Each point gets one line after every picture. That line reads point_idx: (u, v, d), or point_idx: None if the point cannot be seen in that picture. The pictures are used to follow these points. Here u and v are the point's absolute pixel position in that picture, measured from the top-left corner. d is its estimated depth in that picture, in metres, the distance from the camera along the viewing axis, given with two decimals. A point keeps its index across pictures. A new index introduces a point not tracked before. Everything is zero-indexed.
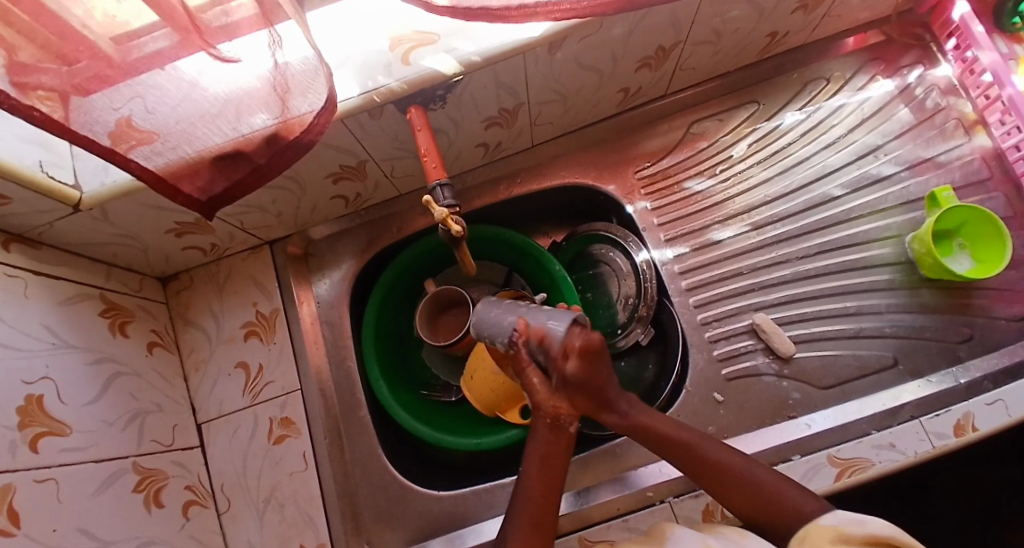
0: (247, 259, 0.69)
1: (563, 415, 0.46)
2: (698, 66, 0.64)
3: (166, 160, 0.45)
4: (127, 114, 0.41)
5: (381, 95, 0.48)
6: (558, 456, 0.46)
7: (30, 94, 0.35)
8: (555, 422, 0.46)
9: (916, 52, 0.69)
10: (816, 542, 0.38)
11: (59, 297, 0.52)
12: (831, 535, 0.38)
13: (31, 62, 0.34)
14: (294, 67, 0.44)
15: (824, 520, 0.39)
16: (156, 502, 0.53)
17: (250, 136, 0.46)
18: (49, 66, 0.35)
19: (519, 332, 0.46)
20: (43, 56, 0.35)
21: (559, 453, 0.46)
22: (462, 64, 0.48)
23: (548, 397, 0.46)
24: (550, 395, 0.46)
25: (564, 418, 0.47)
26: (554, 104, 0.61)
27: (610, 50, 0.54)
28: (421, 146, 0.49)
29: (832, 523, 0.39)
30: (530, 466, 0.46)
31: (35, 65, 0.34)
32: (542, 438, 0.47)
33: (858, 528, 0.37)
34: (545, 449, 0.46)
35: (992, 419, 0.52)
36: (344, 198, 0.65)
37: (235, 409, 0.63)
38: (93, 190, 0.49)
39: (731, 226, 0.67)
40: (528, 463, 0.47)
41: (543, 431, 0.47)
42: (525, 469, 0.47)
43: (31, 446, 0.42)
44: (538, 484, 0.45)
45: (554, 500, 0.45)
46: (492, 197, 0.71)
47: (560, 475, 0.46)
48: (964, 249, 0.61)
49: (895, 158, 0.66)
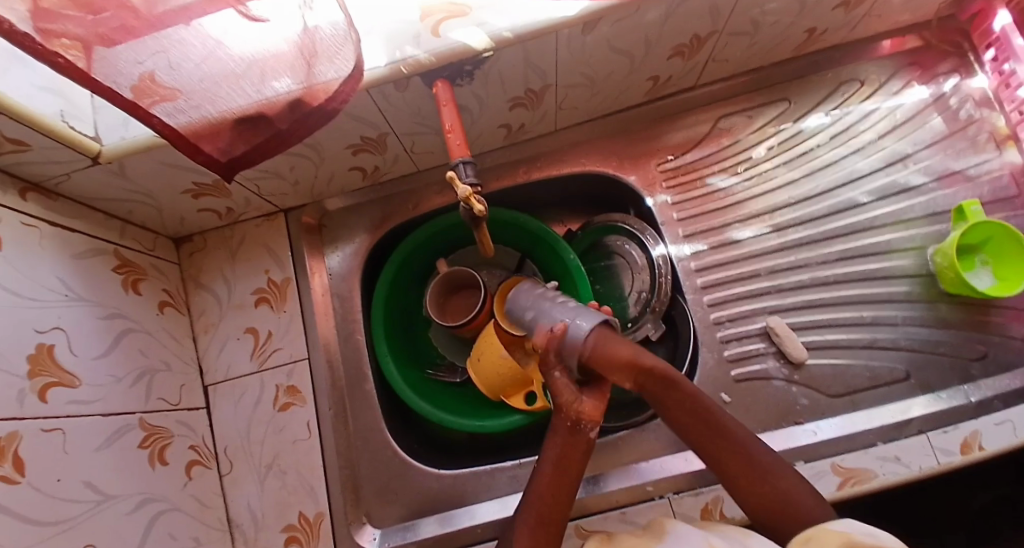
0: (261, 226, 0.68)
1: (585, 419, 0.46)
2: (731, 59, 0.63)
3: (189, 119, 0.44)
4: (150, 69, 0.40)
5: (408, 66, 0.47)
6: (574, 457, 0.46)
7: (54, 42, 0.34)
8: (576, 425, 0.46)
9: (953, 61, 0.67)
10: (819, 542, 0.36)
11: (73, 250, 0.51)
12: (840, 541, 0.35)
13: (54, 7, 0.34)
14: (323, 31, 0.43)
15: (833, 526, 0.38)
16: (161, 460, 0.53)
17: (274, 101, 0.45)
18: (72, 13, 0.35)
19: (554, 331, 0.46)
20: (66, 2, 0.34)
21: (578, 457, 0.46)
22: (493, 39, 0.47)
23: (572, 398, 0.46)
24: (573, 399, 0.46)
25: (586, 422, 0.46)
26: (581, 88, 0.59)
27: (643, 35, 0.52)
28: (446, 122, 0.48)
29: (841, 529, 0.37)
30: (545, 463, 0.46)
31: (58, 12, 0.34)
32: (560, 439, 0.46)
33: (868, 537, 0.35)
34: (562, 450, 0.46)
35: (999, 439, 0.53)
36: (362, 170, 0.64)
37: (242, 374, 0.63)
38: (113, 143, 0.48)
39: (752, 226, 0.66)
40: (544, 463, 0.46)
41: (562, 434, 0.46)
42: (540, 465, 0.47)
43: (39, 396, 0.42)
44: (551, 478, 0.45)
45: (563, 500, 0.45)
46: (511, 180, 0.70)
47: (571, 481, 0.46)
48: (986, 266, 0.60)
49: (924, 168, 0.65)
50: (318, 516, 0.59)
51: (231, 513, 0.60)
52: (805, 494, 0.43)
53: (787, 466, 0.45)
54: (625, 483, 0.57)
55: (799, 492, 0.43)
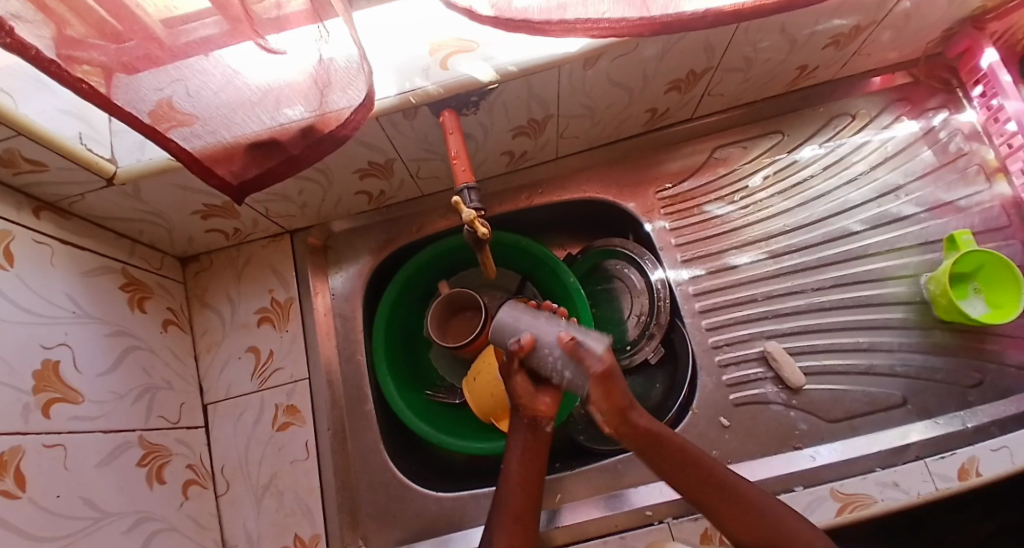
0: (267, 247, 0.70)
1: (540, 416, 0.50)
2: (726, 93, 0.65)
3: (203, 143, 0.46)
4: (168, 96, 0.42)
5: (416, 97, 0.49)
6: (535, 454, 0.49)
7: (76, 68, 0.36)
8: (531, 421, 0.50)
9: (942, 96, 0.70)
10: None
11: (82, 268, 0.52)
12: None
13: (78, 37, 0.36)
14: (337, 64, 0.45)
15: None
16: (159, 478, 0.53)
17: (287, 127, 0.48)
18: (97, 42, 0.37)
19: (521, 345, 0.48)
20: (93, 32, 0.36)
21: (537, 453, 0.50)
22: (498, 73, 0.49)
23: (529, 399, 0.50)
24: (529, 398, 0.50)
25: (541, 418, 0.50)
26: (580, 118, 0.62)
27: (641, 70, 0.54)
28: (452, 148, 0.50)
29: None
30: (511, 464, 0.50)
31: (84, 40, 0.36)
32: (521, 437, 0.50)
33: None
34: (523, 445, 0.50)
35: (997, 465, 0.52)
36: (368, 194, 0.66)
37: (243, 393, 0.64)
38: (128, 166, 0.50)
39: (749, 252, 0.67)
40: (510, 464, 0.50)
41: (519, 429, 0.51)
42: (506, 471, 0.50)
43: (43, 412, 0.43)
44: (518, 488, 0.48)
45: (533, 492, 0.48)
46: (513, 205, 0.71)
47: (536, 482, 0.49)
48: (979, 293, 0.61)
49: (915, 199, 0.67)
50: (314, 539, 0.58)
51: (226, 534, 0.59)
52: (802, 524, 0.43)
53: (785, 504, 0.45)
54: (624, 507, 0.57)
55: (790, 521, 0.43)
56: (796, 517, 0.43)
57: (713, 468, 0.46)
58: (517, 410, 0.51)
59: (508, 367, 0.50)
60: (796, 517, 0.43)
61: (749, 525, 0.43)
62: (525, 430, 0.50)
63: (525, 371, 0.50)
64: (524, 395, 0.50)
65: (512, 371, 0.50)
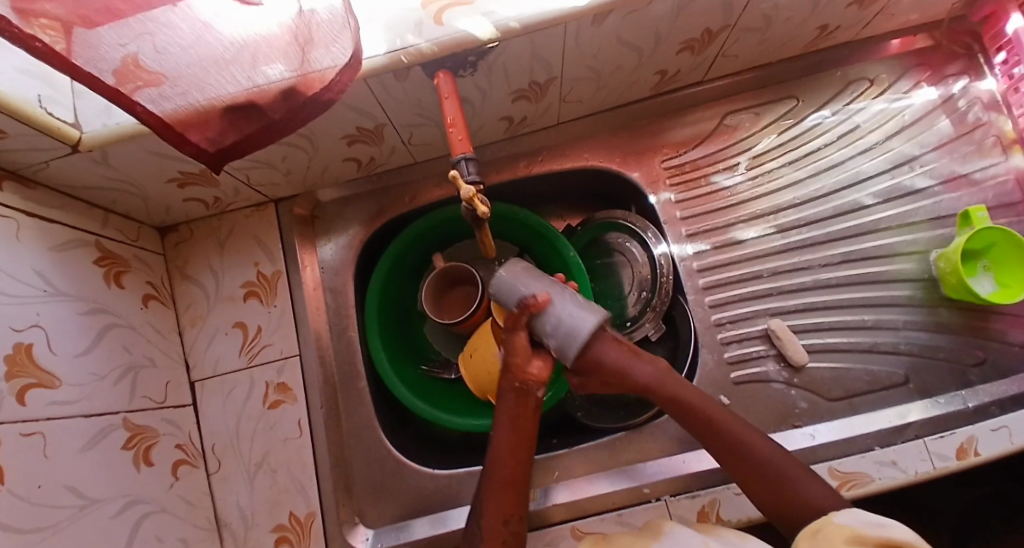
0: (251, 217, 0.66)
1: (531, 381, 0.48)
2: (741, 54, 0.61)
3: (174, 106, 0.41)
4: (134, 52, 0.38)
5: (408, 56, 0.45)
6: (523, 421, 0.48)
7: (33, 23, 0.32)
8: (522, 387, 0.48)
9: (962, 62, 0.66)
10: (828, 541, 0.36)
11: (51, 243, 0.49)
12: (847, 535, 0.35)
13: None
14: (320, 16, 0.42)
15: (840, 517, 0.37)
16: (146, 460, 0.51)
17: (265, 89, 0.43)
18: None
19: (536, 302, 0.48)
20: None
21: (526, 418, 0.48)
22: (498, 30, 0.45)
23: (523, 360, 0.48)
24: (524, 362, 0.48)
25: (533, 384, 0.48)
26: (586, 81, 0.57)
27: (654, 28, 0.50)
28: (447, 115, 0.46)
29: (847, 522, 0.36)
30: (501, 429, 0.48)
31: None
32: (510, 402, 0.48)
33: (874, 530, 0.34)
34: (508, 413, 0.48)
35: (995, 445, 0.53)
36: (357, 161, 0.62)
37: (230, 370, 0.62)
38: (94, 131, 0.45)
39: (756, 226, 0.65)
40: (500, 427, 0.48)
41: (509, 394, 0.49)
42: (495, 435, 0.48)
43: (18, 399, 0.40)
44: (509, 448, 0.47)
45: (522, 459, 0.47)
46: (511, 173, 0.68)
47: (526, 450, 0.48)
48: (988, 271, 0.60)
49: (930, 171, 0.64)
50: (310, 516, 0.58)
51: (220, 511, 0.58)
52: (806, 484, 0.44)
53: (801, 467, 0.45)
54: (621, 484, 0.57)
55: (798, 487, 0.44)
56: (803, 478, 0.44)
57: (722, 418, 0.48)
58: (508, 376, 0.49)
59: (517, 321, 0.49)
60: (805, 478, 0.44)
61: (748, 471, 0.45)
62: (514, 395, 0.48)
63: (527, 329, 0.49)
64: (518, 359, 0.48)
65: (519, 327, 0.49)
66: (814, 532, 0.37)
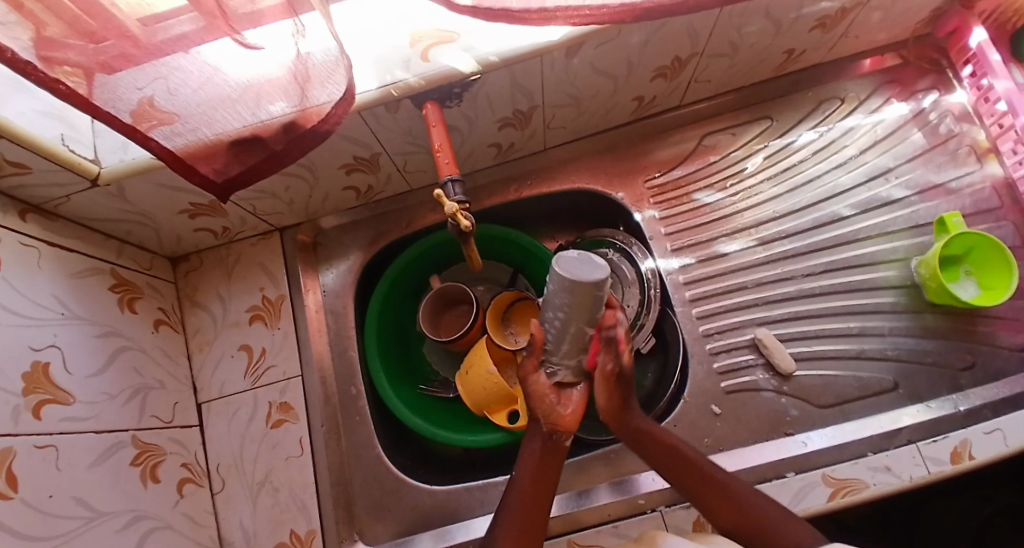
0: (256, 245, 0.70)
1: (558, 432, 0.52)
2: (713, 79, 0.65)
3: (185, 142, 0.46)
4: (149, 95, 0.42)
5: (398, 90, 0.49)
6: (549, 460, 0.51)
7: (55, 70, 0.36)
8: (552, 436, 0.52)
9: (932, 77, 0.69)
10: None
11: (71, 270, 0.52)
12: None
13: (58, 37, 0.35)
14: (315, 58, 0.44)
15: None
16: (152, 478, 0.53)
17: (268, 123, 0.48)
18: (75, 42, 0.36)
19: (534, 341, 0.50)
20: (71, 32, 0.36)
21: (550, 467, 0.50)
22: (480, 63, 0.49)
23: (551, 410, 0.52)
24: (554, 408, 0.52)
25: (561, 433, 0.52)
26: (567, 108, 0.61)
27: (625, 57, 0.54)
28: (435, 141, 0.50)
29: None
30: (523, 469, 0.50)
31: (61, 41, 0.35)
32: (535, 447, 0.51)
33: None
34: (537, 450, 0.51)
35: (990, 448, 0.52)
36: (356, 190, 0.66)
37: (236, 391, 0.64)
38: (111, 165, 0.50)
39: (738, 239, 0.67)
40: (522, 470, 0.50)
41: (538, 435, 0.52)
42: (517, 472, 0.51)
43: (33, 414, 0.43)
44: (531, 484, 0.49)
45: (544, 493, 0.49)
46: (503, 197, 0.71)
47: (547, 487, 0.49)
48: (970, 275, 0.61)
49: (906, 181, 0.66)
50: (310, 534, 0.58)
51: (223, 531, 0.59)
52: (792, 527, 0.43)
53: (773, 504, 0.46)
54: (615, 496, 0.57)
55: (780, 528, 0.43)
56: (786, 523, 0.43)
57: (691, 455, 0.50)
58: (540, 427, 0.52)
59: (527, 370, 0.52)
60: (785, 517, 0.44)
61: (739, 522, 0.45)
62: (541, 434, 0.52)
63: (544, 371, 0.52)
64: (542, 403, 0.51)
65: (530, 373, 0.52)
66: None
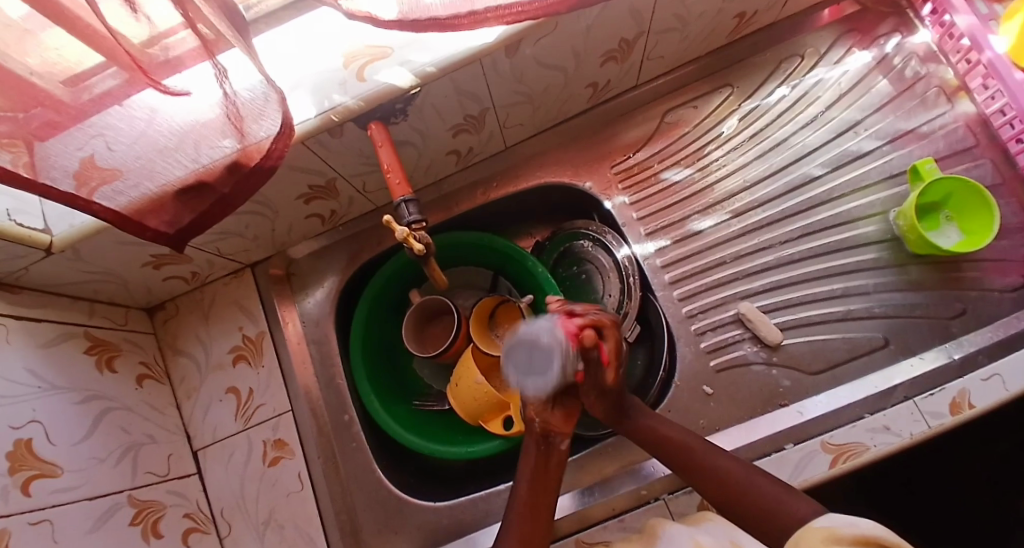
0: (230, 284, 0.69)
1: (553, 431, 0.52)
2: (666, 54, 0.63)
3: (129, 199, 0.45)
4: (89, 154, 0.41)
5: (338, 114, 0.48)
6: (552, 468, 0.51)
7: None
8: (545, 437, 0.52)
9: (892, 21, 0.67)
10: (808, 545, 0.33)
11: (41, 339, 0.52)
12: (823, 537, 0.33)
13: None
14: (244, 97, 0.42)
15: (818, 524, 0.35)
16: (154, 533, 0.53)
17: (211, 167, 0.46)
18: (8, 114, 0.35)
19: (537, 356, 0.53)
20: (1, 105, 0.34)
21: (550, 475, 0.51)
22: (417, 76, 0.47)
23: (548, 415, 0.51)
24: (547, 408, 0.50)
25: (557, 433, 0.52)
26: (521, 105, 0.60)
27: (570, 47, 0.53)
28: (383, 162, 0.48)
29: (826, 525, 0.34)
30: (523, 479, 0.51)
31: None
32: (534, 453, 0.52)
33: (850, 528, 0.32)
34: (538, 460, 0.51)
35: (989, 396, 0.51)
36: (320, 216, 0.65)
37: (229, 434, 0.64)
38: (63, 232, 0.49)
39: (712, 215, 0.66)
40: (521, 479, 0.51)
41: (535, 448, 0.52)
42: (518, 483, 0.51)
43: (22, 491, 0.43)
44: (530, 491, 0.50)
45: (547, 496, 0.49)
46: (471, 203, 0.70)
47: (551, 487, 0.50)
48: (952, 221, 0.60)
49: (876, 132, 0.65)
50: None
51: None
52: (794, 502, 0.40)
53: (773, 481, 0.43)
54: (619, 489, 0.57)
55: (783, 500, 0.40)
56: (788, 497, 0.40)
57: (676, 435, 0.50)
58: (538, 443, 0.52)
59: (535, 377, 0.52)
60: (793, 497, 0.40)
61: (735, 493, 0.43)
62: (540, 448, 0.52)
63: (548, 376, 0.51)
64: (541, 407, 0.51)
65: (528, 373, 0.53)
66: (797, 541, 0.35)
